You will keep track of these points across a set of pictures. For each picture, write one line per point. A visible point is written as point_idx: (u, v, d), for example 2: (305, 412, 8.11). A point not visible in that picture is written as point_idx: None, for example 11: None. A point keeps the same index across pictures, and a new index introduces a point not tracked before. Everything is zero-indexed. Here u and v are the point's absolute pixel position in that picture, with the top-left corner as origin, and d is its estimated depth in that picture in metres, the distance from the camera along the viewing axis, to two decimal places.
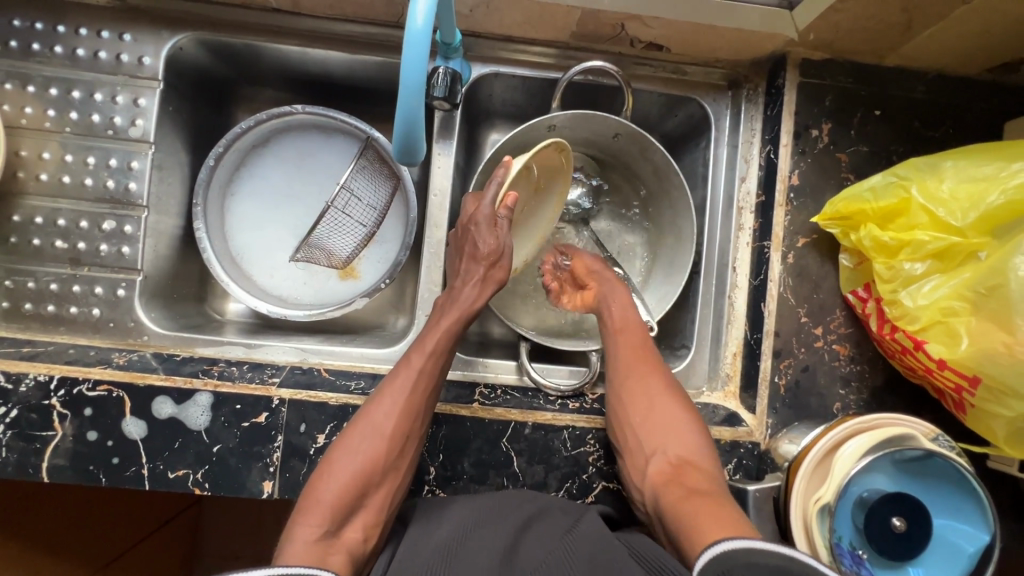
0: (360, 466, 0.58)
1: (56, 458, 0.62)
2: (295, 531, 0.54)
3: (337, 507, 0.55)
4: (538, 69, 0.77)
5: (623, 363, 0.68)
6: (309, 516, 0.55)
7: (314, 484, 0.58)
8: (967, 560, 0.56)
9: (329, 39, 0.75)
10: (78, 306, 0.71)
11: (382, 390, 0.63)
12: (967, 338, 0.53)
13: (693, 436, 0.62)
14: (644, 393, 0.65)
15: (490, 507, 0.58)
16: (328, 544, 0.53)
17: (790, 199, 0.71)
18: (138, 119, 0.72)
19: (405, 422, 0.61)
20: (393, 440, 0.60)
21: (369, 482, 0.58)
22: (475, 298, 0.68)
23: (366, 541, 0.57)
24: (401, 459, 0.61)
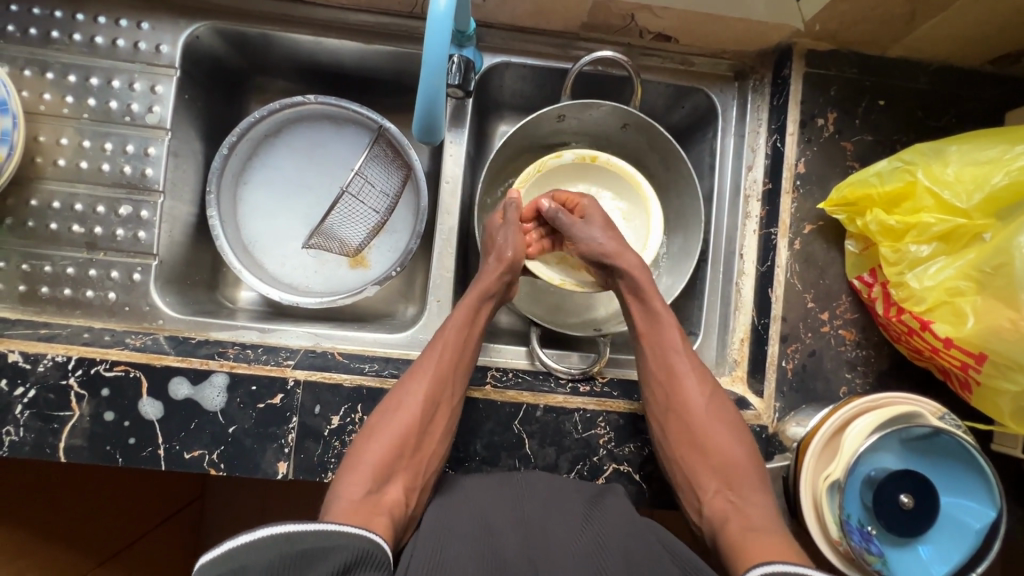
0: (399, 430, 0.60)
1: (73, 438, 0.63)
2: (340, 489, 0.56)
3: (378, 468, 0.57)
4: (548, 59, 0.78)
5: (673, 389, 0.66)
6: (353, 476, 0.56)
7: (355, 449, 0.60)
8: (974, 536, 0.56)
9: (343, 28, 0.76)
10: (94, 290, 0.72)
11: (418, 360, 0.66)
12: (973, 317, 0.55)
13: (743, 467, 0.61)
14: (697, 423, 0.64)
15: (504, 487, 0.59)
16: (372, 503, 0.54)
17: (797, 186, 0.72)
18: (155, 106, 0.73)
19: (438, 389, 0.64)
20: (428, 407, 0.63)
21: (408, 446, 0.60)
22: (496, 277, 0.71)
23: (405, 505, 0.58)
24: (435, 427, 0.63)
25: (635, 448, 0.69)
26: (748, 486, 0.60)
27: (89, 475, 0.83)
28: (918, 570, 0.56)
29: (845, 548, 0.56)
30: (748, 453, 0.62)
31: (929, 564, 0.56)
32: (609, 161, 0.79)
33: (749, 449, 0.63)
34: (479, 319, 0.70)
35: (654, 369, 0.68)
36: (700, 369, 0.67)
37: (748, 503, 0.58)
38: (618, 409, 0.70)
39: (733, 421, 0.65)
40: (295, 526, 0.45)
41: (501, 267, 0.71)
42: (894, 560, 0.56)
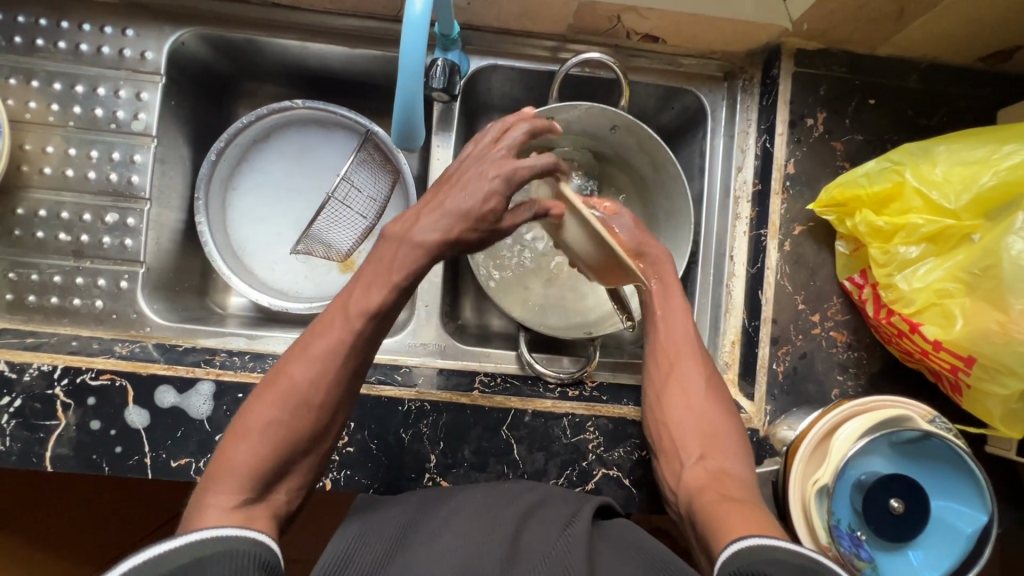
0: (279, 429, 0.53)
1: (59, 448, 0.63)
2: (205, 498, 0.48)
3: (256, 471, 0.51)
4: (535, 62, 0.77)
5: (675, 368, 0.67)
6: (223, 483, 0.49)
7: (229, 447, 0.52)
8: (966, 541, 0.56)
9: (329, 33, 0.76)
10: (81, 298, 0.72)
11: (300, 344, 0.58)
12: (962, 318, 0.54)
13: (727, 436, 0.62)
14: (689, 394, 0.65)
15: (490, 498, 0.59)
16: (249, 509, 0.48)
17: (787, 187, 0.72)
18: (140, 113, 0.73)
19: (334, 378, 0.57)
20: (324, 399, 0.56)
21: (295, 446, 0.54)
22: (415, 255, 0.60)
23: (288, 504, 0.53)
24: (329, 420, 0.57)
25: (625, 453, 0.69)
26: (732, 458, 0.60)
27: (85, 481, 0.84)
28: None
29: (835, 554, 0.55)
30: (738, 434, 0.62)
31: (920, 569, 0.56)
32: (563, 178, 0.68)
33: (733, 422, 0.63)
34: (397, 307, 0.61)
35: (653, 351, 0.69)
36: (700, 352, 0.68)
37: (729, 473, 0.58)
38: (607, 414, 0.69)
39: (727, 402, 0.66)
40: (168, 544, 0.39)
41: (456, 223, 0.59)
42: (885, 565, 0.56)
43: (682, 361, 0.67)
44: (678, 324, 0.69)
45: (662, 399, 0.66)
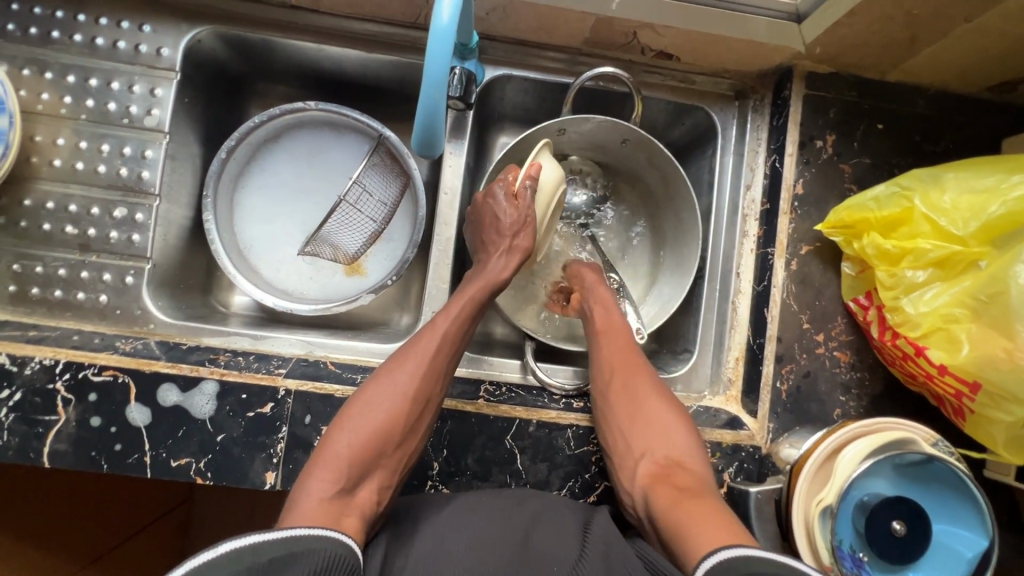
0: (376, 427, 0.59)
1: (58, 443, 0.62)
2: (309, 485, 0.54)
3: (351, 466, 0.56)
4: (550, 73, 0.78)
5: (624, 379, 0.68)
6: (325, 472, 0.55)
7: (329, 440, 0.59)
8: (966, 565, 0.56)
9: (346, 37, 0.76)
10: (85, 292, 0.71)
11: (404, 351, 0.65)
12: (968, 344, 0.54)
13: (675, 436, 0.63)
14: (636, 399, 0.66)
15: (499, 506, 0.59)
16: (343, 503, 0.53)
17: (795, 207, 0.73)
18: (154, 109, 0.73)
19: (426, 387, 0.63)
20: (415, 404, 0.62)
21: (383, 448, 0.59)
22: (505, 272, 0.71)
23: (377, 504, 0.57)
24: (416, 426, 0.62)
25: None
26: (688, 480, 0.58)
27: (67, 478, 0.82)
28: None
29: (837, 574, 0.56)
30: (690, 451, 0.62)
31: None
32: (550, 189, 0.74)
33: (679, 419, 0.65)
34: (479, 310, 0.70)
35: (608, 377, 0.69)
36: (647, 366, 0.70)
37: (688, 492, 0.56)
38: None
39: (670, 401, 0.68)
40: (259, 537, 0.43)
41: (516, 258, 0.71)
42: None
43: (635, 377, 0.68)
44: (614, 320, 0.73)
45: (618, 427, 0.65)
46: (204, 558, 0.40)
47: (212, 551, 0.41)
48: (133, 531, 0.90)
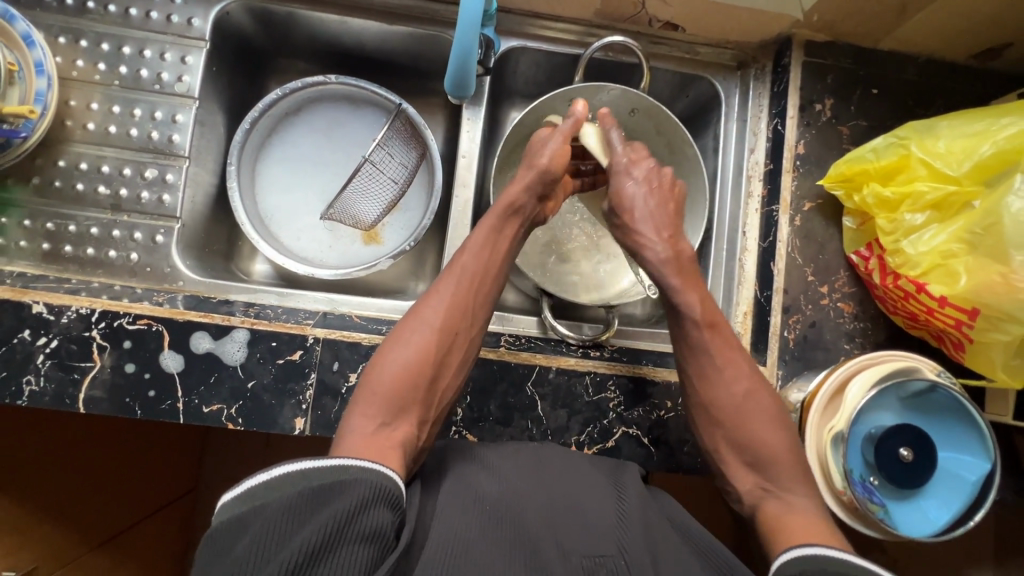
0: (409, 364, 0.60)
1: (93, 389, 0.64)
2: (353, 422, 0.55)
3: (390, 401, 0.57)
4: (561, 45, 0.82)
5: (694, 364, 0.66)
6: (365, 408, 0.56)
7: (366, 379, 0.59)
8: (969, 487, 0.59)
9: (368, 10, 0.80)
10: (117, 250, 0.73)
11: (432, 290, 0.67)
12: (965, 275, 0.58)
13: (782, 455, 0.60)
14: (730, 415, 0.63)
15: (528, 457, 0.60)
16: (385, 436, 0.53)
17: (797, 166, 0.76)
18: (184, 76, 0.76)
19: (454, 320, 0.64)
20: (444, 336, 0.63)
21: (420, 383, 0.59)
22: (520, 187, 0.72)
23: (419, 437, 0.57)
24: (450, 360, 0.63)
25: (644, 413, 0.71)
26: (788, 474, 0.59)
27: (114, 421, 0.90)
28: (918, 520, 0.59)
29: (849, 497, 0.59)
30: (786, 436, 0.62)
31: (931, 512, 0.59)
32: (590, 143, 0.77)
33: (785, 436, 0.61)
34: (501, 240, 0.71)
35: (683, 363, 0.67)
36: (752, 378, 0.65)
37: (786, 491, 0.57)
38: (627, 373, 0.72)
39: (774, 413, 0.63)
40: (310, 463, 0.45)
41: (529, 174, 0.72)
42: (898, 511, 0.59)
43: (698, 360, 0.66)
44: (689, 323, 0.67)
45: (697, 418, 0.66)
46: (261, 478, 0.44)
47: (267, 474, 0.45)
48: (145, 514, 0.95)
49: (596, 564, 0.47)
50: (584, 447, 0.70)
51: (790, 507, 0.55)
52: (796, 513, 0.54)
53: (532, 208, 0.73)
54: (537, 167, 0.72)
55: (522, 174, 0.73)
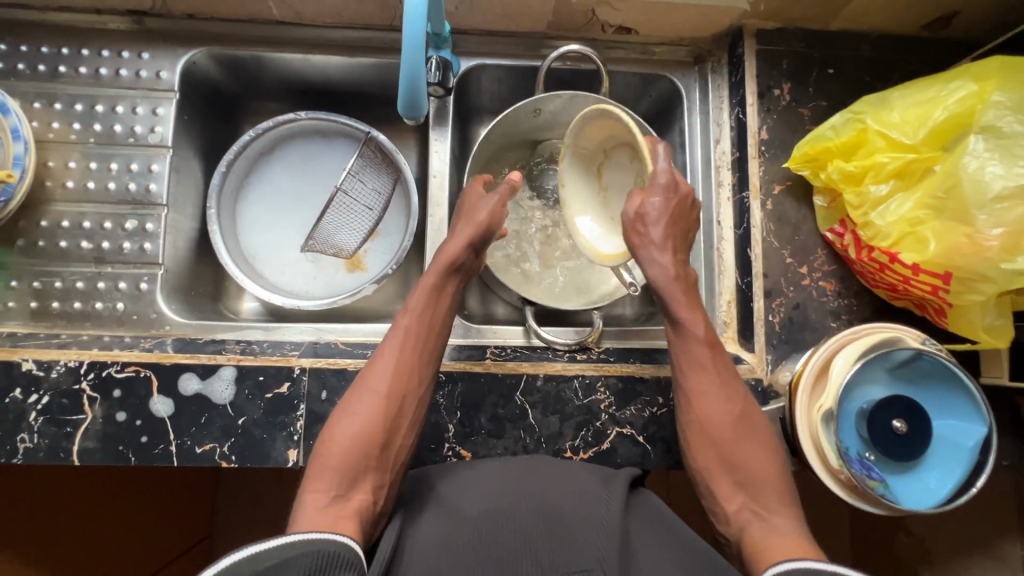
0: (358, 433, 0.60)
1: (86, 441, 0.64)
2: (306, 499, 0.56)
3: (341, 474, 0.58)
4: (519, 59, 0.84)
5: (693, 380, 0.66)
6: (317, 485, 0.57)
7: (319, 451, 0.60)
8: (967, 454, 0.58)
9: (328, 45, 0.82)
10: (103, 302, 0.74)
11: (378, 352, 0.67)
12: (934, 240, 0.58)
13: (769, 477, 0.61)
14: (725, 436, 0.63)
15: (509, 471, 0.62)
16: (338, 508, 0.55)
17: (762, 152, 0.77)
18: (157, 127, 0.78)
19: (398, 384, 0.64)
20: (390, 401, 0.63)
21: (371, 449, 0.60)
22: (462, 244, 0.73)
23: (373, 504, 0.58)
24: (403, 419, 0.64)
25: (636, 411, 0.71)
26: (770, 489, 0.60)
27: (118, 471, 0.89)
28: (919, 492, 0.58)
29: (847, 476, 0.58)
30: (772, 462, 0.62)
31: (930, 484, 0.58)
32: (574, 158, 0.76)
33: (773, 455, 0.62)
34: (443, 297, 0.72)
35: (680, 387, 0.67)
36: (747, 397, 0.65)
37: (771, 514, 0.58)
38: (615, 373, 0.72)
39: (763, 433, 0.64)
40: (257, 547, 0.44)
41: (471, 230, 0.73)
42: (897, 486, 0.58)
43: (700, 377, 0.65)
44: (698, 349, 0.66)
45: (691, 435, 0.65)
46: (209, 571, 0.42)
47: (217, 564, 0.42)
48: (156, 568, 0.92)
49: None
50: (579, 451, 0.70)
51: (775, 529, 0.56)
52: (778, 535, 0.55)
53: (471, 263, 0.75)
54: (477, 222, 0.74)
55: (463, 229, 0.74)
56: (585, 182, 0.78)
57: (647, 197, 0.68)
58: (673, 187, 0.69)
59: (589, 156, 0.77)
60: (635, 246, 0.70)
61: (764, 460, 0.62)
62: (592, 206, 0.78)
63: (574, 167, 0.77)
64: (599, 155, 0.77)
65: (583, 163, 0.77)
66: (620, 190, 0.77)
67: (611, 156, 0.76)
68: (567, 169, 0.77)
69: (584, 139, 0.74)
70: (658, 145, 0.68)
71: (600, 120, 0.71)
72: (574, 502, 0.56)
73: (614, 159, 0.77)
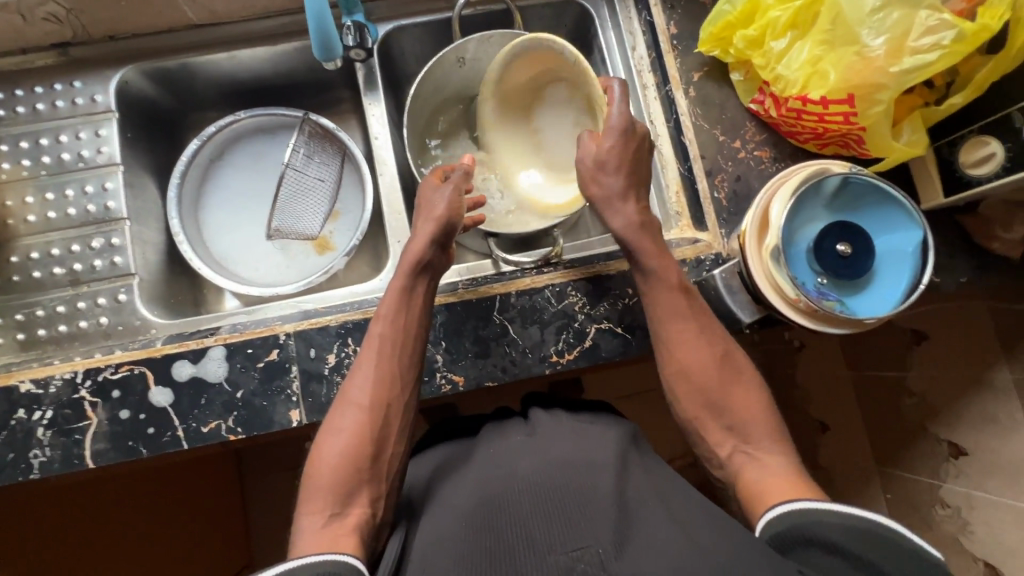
0: (345, 449, 0.62)
1: (97, 444, 0.67)
2: (303, 522, 0.58)
3: (333, 491, 0.60)
4: (432, 13, 0.88)
5: (667, 329, 0.67)
6: (311, 506, 0.59)
7: (313, 466, 0.62)
8: (910, 257, 0.62)
9: (248, 38, 0.85)
10: (87, 320, 0.77)
11: (356, 366, 0.68)
12: (833, 71, 0.63)
13: (758, 420, 0.63)
14: (707, 383, 0.65)
15: (501, 459, 0.63)
16: (335, 527, 0.57)
17: (675, 45, 0.81)
18: (102, 147, 0.81)
19: (382, 392, 0.66)
20: (374, 409, 0.65)
21: (360, 458, 0.62)
22: (422, 244, 0.71)
23: (373, 516, 0.60)
24: (389, 425, 0.65)
25: (609, 306, 0.74)
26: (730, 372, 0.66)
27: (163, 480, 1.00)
28: (875, 303, 0.62)
29: (805, 302, 0.61)
30: (760, 401, 0.65)
31: (883, 293, 0.62)
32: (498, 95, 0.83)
33: (762, 401, 0.65)
34: (414, 298, 0.71)
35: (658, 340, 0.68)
36: (729, 344, 0.67)
37: (763, 454, 0.60)
38: (582, 275, 0.75)
39: (745, 376, 0.66)
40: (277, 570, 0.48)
41: (431, 226, 0.72)
42: (853, 302, 0.62)
43: (671, 325, 0.67)
44: (667, 301, 0.68)
45: (674, 386, 0.67)
46: None
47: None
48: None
49: (574, 560, 0.46)
50: (564, 354, 0.73)
51: (766, 468, 0.59)
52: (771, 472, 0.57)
53: (438, 259, 0.73)
54: (435, 216, 0.73)
55: (423, 227, 0.72)
56: (515, 129, 0.86)
57: (603, 141, 0.71)
58: (629, 133, 0.71)
59: (518, 101, 0.85)
60: (594, 198, 0.72)
61: (741, 390, 0.65)
62: (532, 157, 0.87)
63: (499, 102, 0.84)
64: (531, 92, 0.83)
65: (511, 100, 0.84)
66: (556, 131, 0.85)
67: (546, 95, 0.83)
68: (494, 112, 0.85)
69: (511, 81, 0.82)
70: (612, 85, 0.71)
71: (529, 56, 0.78)
72: (572, 466, 0.58)
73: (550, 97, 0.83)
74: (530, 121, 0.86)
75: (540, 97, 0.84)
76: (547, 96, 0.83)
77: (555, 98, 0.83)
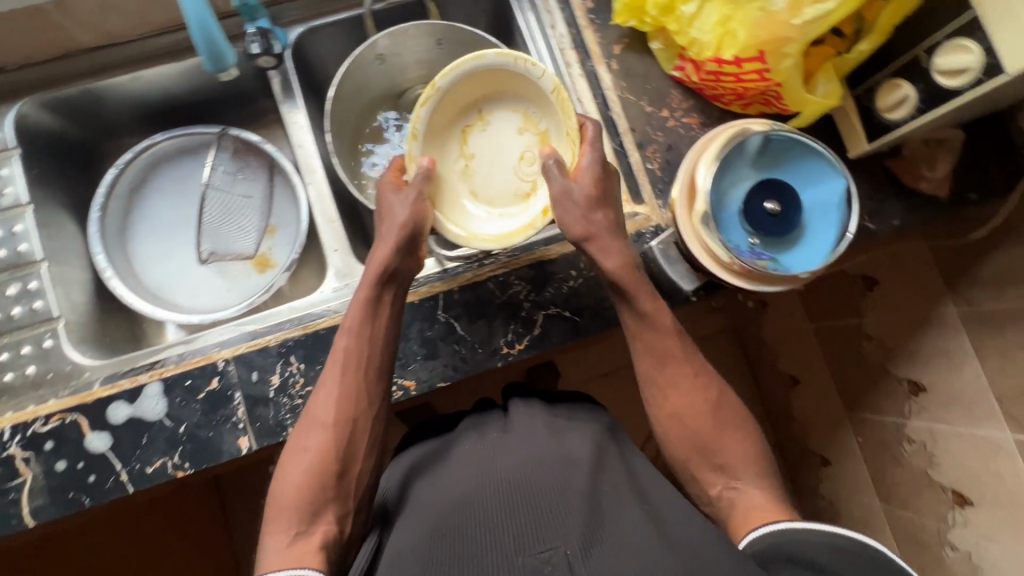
0: (311, 468, 0.60)
1: (35, 500, 0.64)
2: (268, 543, 0.57)
3: (296, 510, 0.58)
4: (343, 12, 0.85)
5: (660, 373, 0.66)
6: (276, 525, 0.58)
7: (277, 486, 0.61)
8: (837, 207, 0.62)
9: (152, 57, 0.81)
10: (12, 372, 0.72)
11: (321, 382, 0.66)
12: (741, 29, 0.63)
13: (747, 462, 0.62)
14: (700, 428, 0.64)
15: (475, 459, 0.61)
16: (301, 545, 0.56)
17: (591, 20, 0.81)
18: (7, 187, 0.76)
19: (348, 407, 0.64)
20: (341, 426, 0.63)
21: (326, 475, 0.60)
22: (388, 254, 0.68)
23: (341, 530, 0.59)
24: (356, 440, 0.63)
25: (554, 290, 0.73)
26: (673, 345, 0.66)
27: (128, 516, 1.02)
28: (806, 257, 0.62)
29: (740, 264, 0.61)
30: (744, 436, 0.64)
31: (812, 246, 0.62)
32: (444, 92, 0.71)
33: (750, 440, 0.64)
34: (382, 310, 0.67)
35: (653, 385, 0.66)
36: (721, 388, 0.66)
37: (746, 484, 0.60)
38: (523, 263, 0.74)
39: (736, 420, 0.65)
40: None
41: (396, 233, 0.68)
42: (785, 258, 0.62)
43: (664, 370, 0.66)
44: (662, 342, 0.66)
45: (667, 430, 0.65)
46: None
47: None
48: None
49: (543, 562, 0.45)
50: (514, 344, 0.72)
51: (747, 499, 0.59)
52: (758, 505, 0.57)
53: (407, 266, 0.69)
54: (399, 223, 0.68)
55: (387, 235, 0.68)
56: (448, 152, 0.75)
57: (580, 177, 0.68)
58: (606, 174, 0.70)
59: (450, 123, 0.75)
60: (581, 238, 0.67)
61: (734, 434, 0.64)
62: (462, 184, 0.75)
63: (437, 107, 0.72)
64: (469, 114, 0.75)
65: (443, 124, 0.74)
66: (491, 160, 0.76)
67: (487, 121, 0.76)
68: (427, 117, 0.72)
69: (455, 96, 0.73)
70: (587, 125, 0.71)
71: (476, 76, 0.72)
72: (541, 464, 0.56)
73: (492, 121, 0.76)
74: (461, 148, 0.76)
75: (480, 120, 0.76)
76: (486, 122, 0.75)
77: (499, 125, 0.76)
